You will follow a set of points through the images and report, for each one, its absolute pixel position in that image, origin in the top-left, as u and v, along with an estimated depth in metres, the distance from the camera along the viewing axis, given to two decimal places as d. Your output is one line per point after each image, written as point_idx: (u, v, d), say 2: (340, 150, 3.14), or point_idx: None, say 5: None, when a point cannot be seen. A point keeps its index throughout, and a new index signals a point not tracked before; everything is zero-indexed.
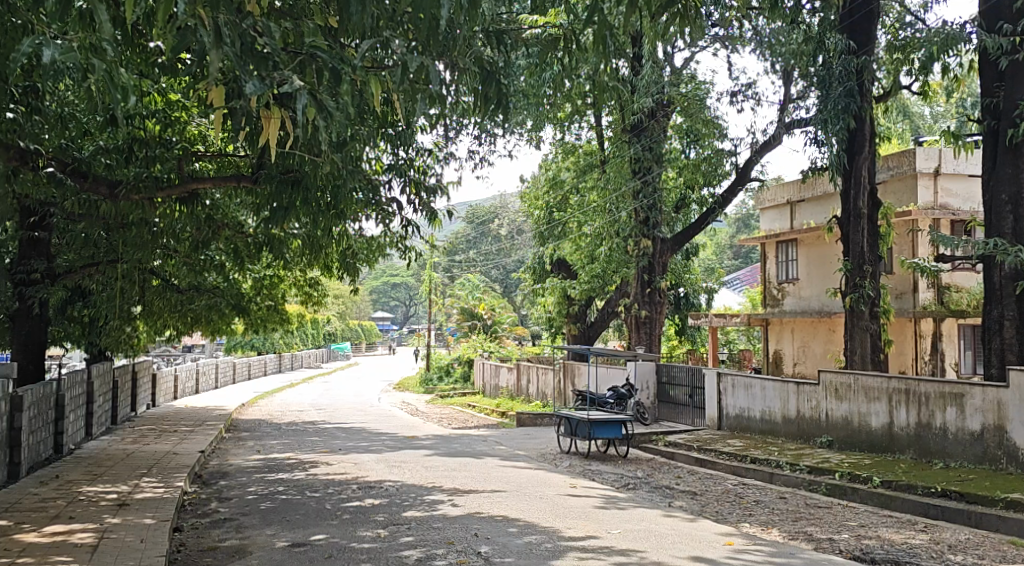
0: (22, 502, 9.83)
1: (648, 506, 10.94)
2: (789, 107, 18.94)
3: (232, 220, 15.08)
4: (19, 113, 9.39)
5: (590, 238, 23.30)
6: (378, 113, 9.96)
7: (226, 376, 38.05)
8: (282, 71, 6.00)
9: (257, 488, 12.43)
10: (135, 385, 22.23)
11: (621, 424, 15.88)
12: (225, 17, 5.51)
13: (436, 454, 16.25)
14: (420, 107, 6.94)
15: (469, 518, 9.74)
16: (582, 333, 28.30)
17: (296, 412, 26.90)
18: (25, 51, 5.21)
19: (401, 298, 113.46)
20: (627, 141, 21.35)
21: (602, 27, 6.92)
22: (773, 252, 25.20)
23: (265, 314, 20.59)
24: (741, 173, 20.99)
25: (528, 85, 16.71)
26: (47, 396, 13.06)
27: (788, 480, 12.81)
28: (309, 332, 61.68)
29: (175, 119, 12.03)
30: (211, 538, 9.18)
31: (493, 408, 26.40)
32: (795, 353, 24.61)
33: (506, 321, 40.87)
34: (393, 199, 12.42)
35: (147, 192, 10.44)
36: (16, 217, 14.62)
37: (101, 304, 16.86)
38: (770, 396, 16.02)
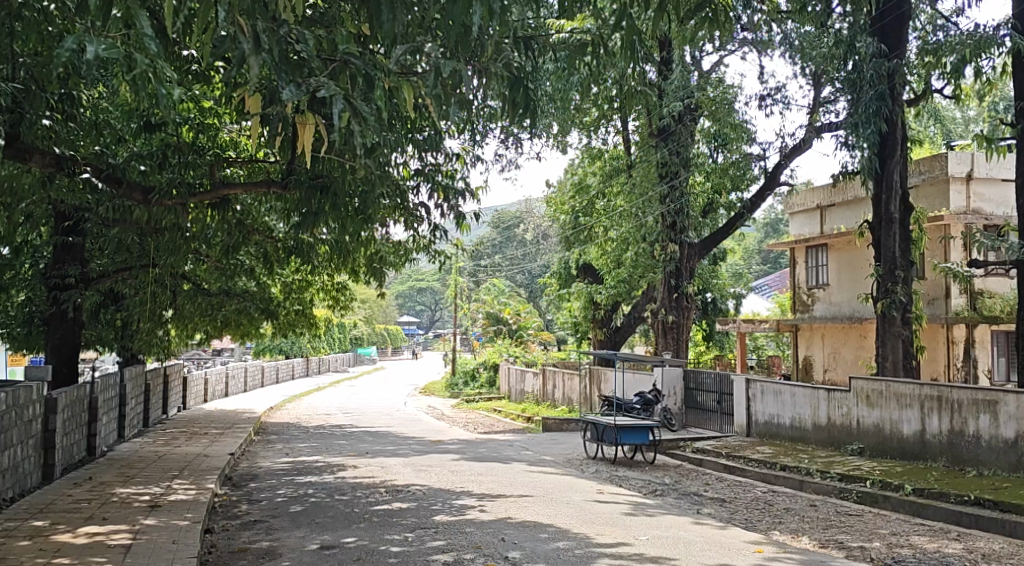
0: (55, 503, 9.95)
1: (677, 513, 10.90)
2: (819, 110, 18.80)
3: (262, 225, 15.21)
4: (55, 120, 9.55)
5: (617, 243, 23.24)
6: (408, 119, 9.98)
7: (256, 380, 38.50)
8: (316, 78, 6.10)
9: (287, 491, 12.51)
10: (166, 389, 22.50)
11: (649, 430, 15.70)
12: (264, 24, 5.56)
13: (464, 459, 16.25)
14: (453, 113, 6.95)
15: (499, 523, 9.75)
16: (608, 338, 28.28)
17: (323, 416, 27.03)
18: (69, 48, 5.14)
19: (426, 302, 114.00)
20: (654, 145, 21.37)
21: (631, 32, 6.92)
22: (803, 258, 25.01)
23: (293, 318, 20.76)
24: (770, 178, 20.85)
25: (556, 90, 16.65)
26: (81, 399, 13.23)
27: (819, 488, 12.68)
28: (335, 336, 62.09)
29: (208, 126, 12.16)
30: (242, 540, 9.26)
31: (519, 413, 26.43)
32: (825, 359, 24.41)
33: (532, 326, 40.90)
34: (421, 205, 12.49)
35: (181, 198, 10.57)
36: (51, 223, 14.87)
37: (134, 308, 17.04)
38: (800, 402, 15.88)
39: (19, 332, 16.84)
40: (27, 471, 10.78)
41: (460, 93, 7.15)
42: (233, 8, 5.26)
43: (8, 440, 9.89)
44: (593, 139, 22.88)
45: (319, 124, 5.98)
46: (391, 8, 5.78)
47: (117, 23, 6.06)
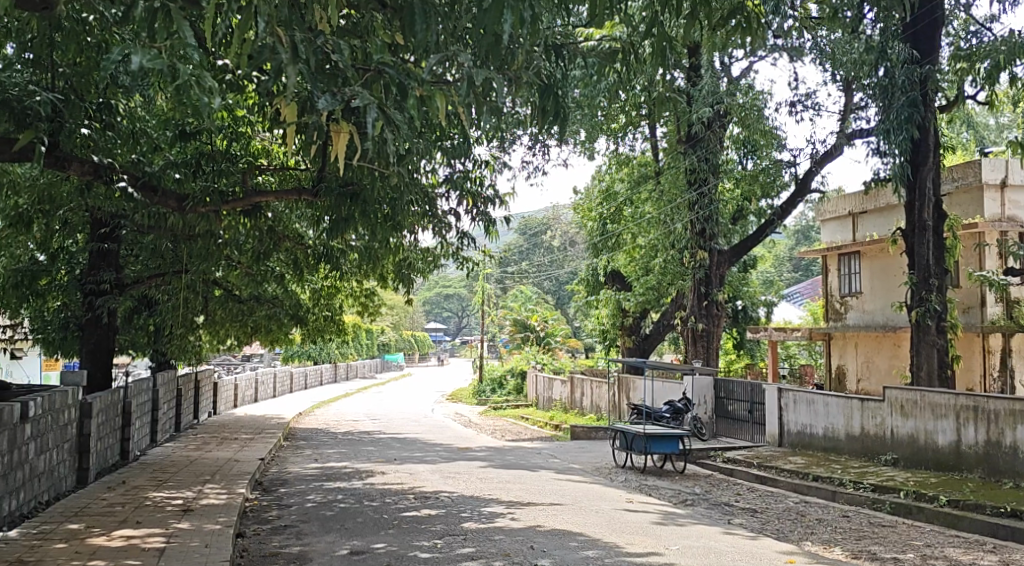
0: (90, 506, 10.10)
1: (708, 523, 10.82)
2: (851, 116, 18.63)
3: (292, 232, 15.31)
4: (93, 129, 9.70)
5: (645, 250, 23.13)
6: (438, 127, 10.01)
7: (285, 385, 38.80)
8: (351, 87, 6.15)
9: (317, 496, 12.58)
10: (198, 394, 22.74)
11: (679, 439, 15.62)
12: (301, 34, 5.67)
13: (492, 466, 16.25)
14: (485, 119, 6.95)
15: (528, 531, 9.73)
16: (637, 345, 28.00)
17: (352, 422, 27.12)
18: (115, 59, 5.24)
19: (453, 309, 114.17)
20: (683, 152, 21.28)
21: (661, 38, 6.87)
22: (835, 265, 24.76)
23: (321, 324, 20.89)
24: (802, 184, 20.68)
25: (584, 96, 16.57)
26: (115, 403, 13.40)
27: (851, 499, 12.53)
28: (363, 343, 62.37)
29: (240, 134, 12.27)
30: (273, 544, 9.32)
31: (546, 421, 26.36)
32: (858, 369, 24.13)
33: (559, 333, 40.78)
34: (450, 212, 12.55)
35: (214, 205, 10.68)
36: (87, 230, 15.12)
37: (167, 313, 17.25)
38: (832, 412, 15.72)
39: (55, 338, 17.09)
40: (63, 474, 10.92)
41: (490, 101, 7.16)
42: (272, 20, 5.35)
43: (44, 444, 10.04)
44: (622, 145, 22.81)
45: (352, 132, 5.98)
46: (424, 19, 5.79)
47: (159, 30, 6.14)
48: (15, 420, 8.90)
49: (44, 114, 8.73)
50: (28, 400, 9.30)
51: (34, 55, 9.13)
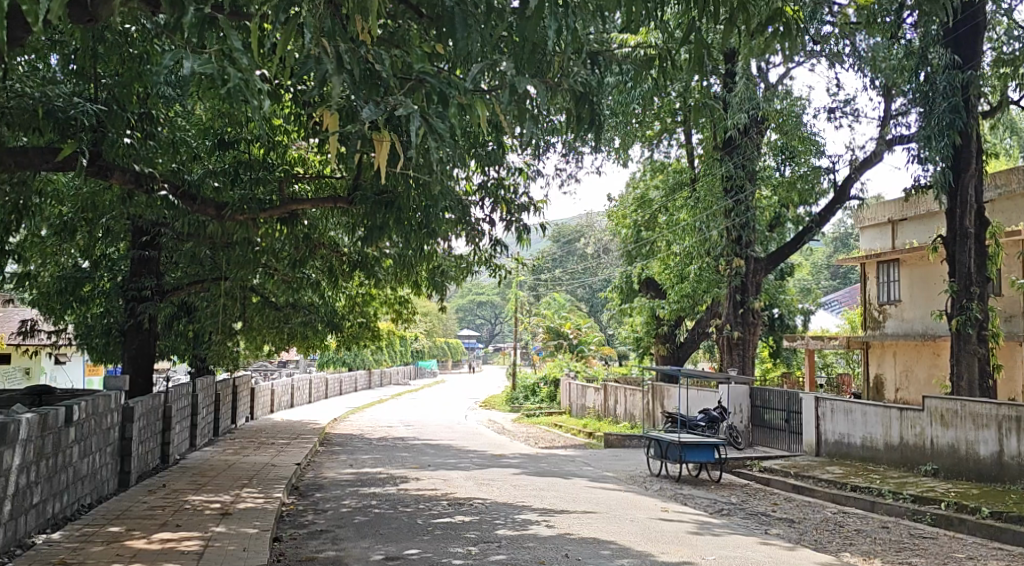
0: (131, 509, 10.25)
1: (744, 533, 10.73)
2: (890, 122, 18.42)
3: (328, 239, 15.44)
4: (135, 139, 9.88)
5: (680, 257, 23.02)
6: (474, 136, 10.06)
7: (320, 391, 39.14)
8: (393, 97, 6.22)
9: (352, 502, 12.68)
10: (235, 399, 23.06)
11: (714, 448, 15.52)
12: (345, 46, 5.74)
13: (525, 474, 16.26)
14: (524, 127, 6.99)
15: (561, 539, 9.72)
16: (671, 353, 27.87)
17: (386, 428, 27.24)
18: (166, 64, 5.36)
19: (486, 316, 114.34)
20: (718, 158, 21.18)
21: (700, 46, 6.77)
22: (874, 273, 24.50)
23: (356, 331, 21.07)
24: (840, 191, 20.47)
25: (618, 103, 16.55)
26: (155, 408, 13.58)
27: (890, 510, 12.36)
28: (397, 350, 62.63)
29: (279, 143, 12.42)
30: (309, 549, 9.40)
31: (580, 429, 26.33)
32: (897, 378, 23.81)
33: (593, 341, 40.67)
34: (485, 219, 12.62)
35: (252, 213, 10.82)
36: (129, 237, 15.57)
37: (206, 319, 17.50)
38: (871, 421, 15.51)
39: (98, 345, 17.40)
40: (105, 477, 11.10)
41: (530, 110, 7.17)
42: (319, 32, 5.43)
43: (87, 447, 10.22)
44: (656, 152, 22.73)
45: (394, 140, 6.02)
46: (465, 28, 5.83)
47: (206, 39, 6.25)
48: (59, 424, 9.08)
49: (88, 124, 9.02)
50: (71, 404, 9.48)
51: (79, 66, 9.36)
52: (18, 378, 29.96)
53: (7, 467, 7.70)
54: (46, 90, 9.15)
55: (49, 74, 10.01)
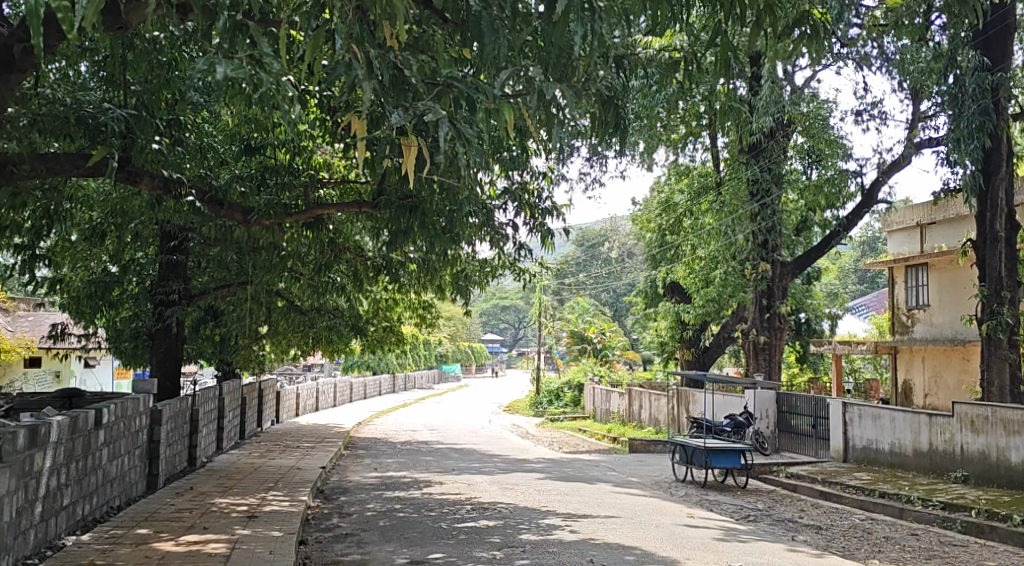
0: (159, 511, 10.33)
1: (770, 540, 10.64)
2: (918, 124, 18.22)
3: (352, 243, 15.50)
4: (164, 144, 10.00)
5: (705, 261, 22.88)
6: (498, 141, 10.07)
7: (345, 395, 39.26)
8: (422, 101, 6.22)
9: (376, 505, 12.72)
10: (261, 402, 23.21)
11: (740, 453, 15.40)
12: (375, 52, 5.76)
13: (549, 478, 16.23)
14: (550, 132, 6.99)
15: (585, 544, 9.69)
16: (696, 358, 27.74)
17: (410, 432, 27.29)
18: (198, 70, 5.39)
19: (510, 320, 114.38)
20: (744, 161, 21.08)
21: (727, 48, 6.70)
22: (902, 277, 24.24)
23: (380, 335, 21.14)
24: (867, 195, 20.27)
25: (643, 107, 16.49)
26: (182, 411, 13.71)
27: (920, 517, 12.22)
28: (421, 354, 62.77)
29: (305, 148, 12.49)
30: (334, 552, 9.44)
31: (604, 433, 26.25)
32: (926, 383, 23.54)
33: (617, 345, 40.57)
34: (508, 223, 12.62)
35: (278, 218, 10.90)
36: (157, 241, 15.71)
37: (232, 323, 17.63)
38: (900, 427, 15.35)
39: (127, 348, 17.59)
40: (133, 480, 11.21)
41: (556, 113, 7.17)
42: (348, 36, 5.45)
43: (116, 450, 10.30)
44: (681, 156, 22.64)
45: (422, 145, 6.03)
46: (492, 32, 5.82)
47: (234, 44, 6.30)
48: (89, 426, 9.19)
49: (118, 130, 9.13)
50: (101, 407, 9.59)
51: (110, 73, 9.46)
52: (48, 381, 30.30)
53: (39, 469, 7.80)
54: (77, 97, 9.27)
55: (80, 81, 10.14)
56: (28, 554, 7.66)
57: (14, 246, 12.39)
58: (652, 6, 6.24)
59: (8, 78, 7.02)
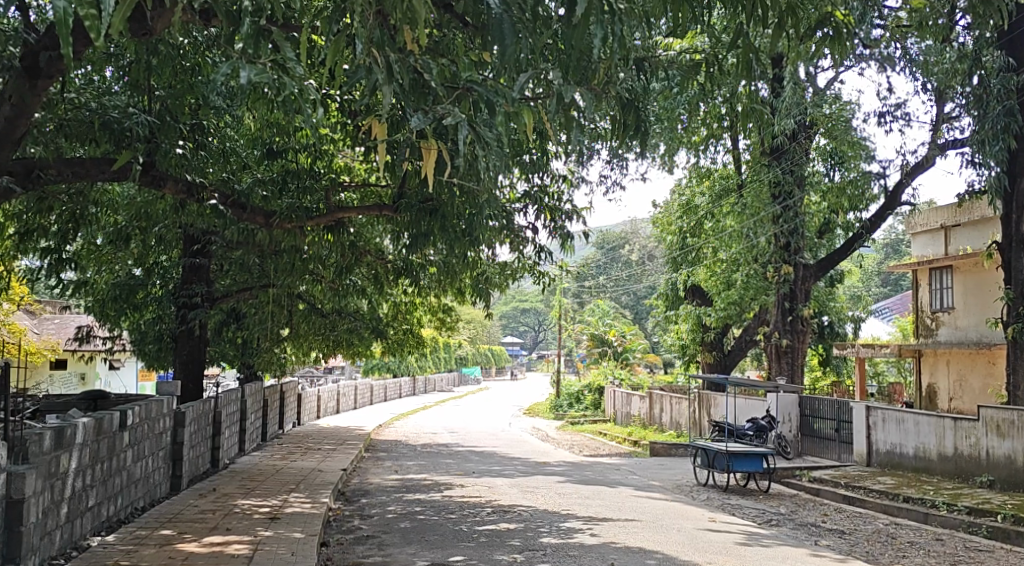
0: (182, 513, 10.41)
1: (793, 544, 10.56)
2: (942, 126, 18.06)
3: (373, 247, 15.57)
4: (187, 148, 10.10)
5: (726, 264, 22.79)
6: (518, 144, 10.08)
7: (365, 397, 39.39)
8: (442, 105, 6.24)
9: (397, 508, 12.76)
10: (283, 405, 23.38)
11: (762, 457, 15.31)
12: (396, 55, 5.78)
13: (569, 481, 16.21)
14: (570, 134, 6.99)
15: (607, 548, 9.67)
16: (718, 361, 27.64)
17: (431, 434, 27.32)
18: (222, 74, 5.45)
19: (530, 323, 114.36)
20: (766, 163, 21.01)
21: (748, 51, 6.69)
22: (926, 280, 24.03)
23: (401, 337, 21.17)
24: (891, 197, 20.13)
25: (664, 110, 16.47)
26: (205, 412, 13.81)
27: (945, 522, 12.09)
28: (441, 357, 62.95)
29: (326, 152, 12.55)
30: (356, 554, 9.48)
31: (625, 437, 26.21)
32: (951, 387, 23.32)
33: (638, 348, 40.50)
34: (529, 225, 12.62)
35: (300, 221, 10.96)
36: (180, 244, 15.83)
37: (254, 326, 17.73)
38: (924, 431, 15.21)
39: (151, 350, 17.75)
40: (157, 481, 11.31)
41: (577, 116, 7.17)
42: (369, 41, 5.48)
43: (140, 451, 10.40)
44: (702, 158, 22.57)
45: (442, 148, 6.04)
46: (511, 35, 5.81)
47: (258, 48, 6.34)
48: (114, 428, 9.29)
49: (143, 135, 9.23)
50: (126, 409, 9.69)
51: (135, 79, 9.57)
52: (73, 383, 30.62)
53: (65, 470, 7.89)
54: (103, 102, 9.37)
55: (105, 86, 10.25)
56: (54, 554, 7.76)
57: (41, 249, 12.56)
58: (673, 7, 6.19)
59: (36, 84, 7.14)
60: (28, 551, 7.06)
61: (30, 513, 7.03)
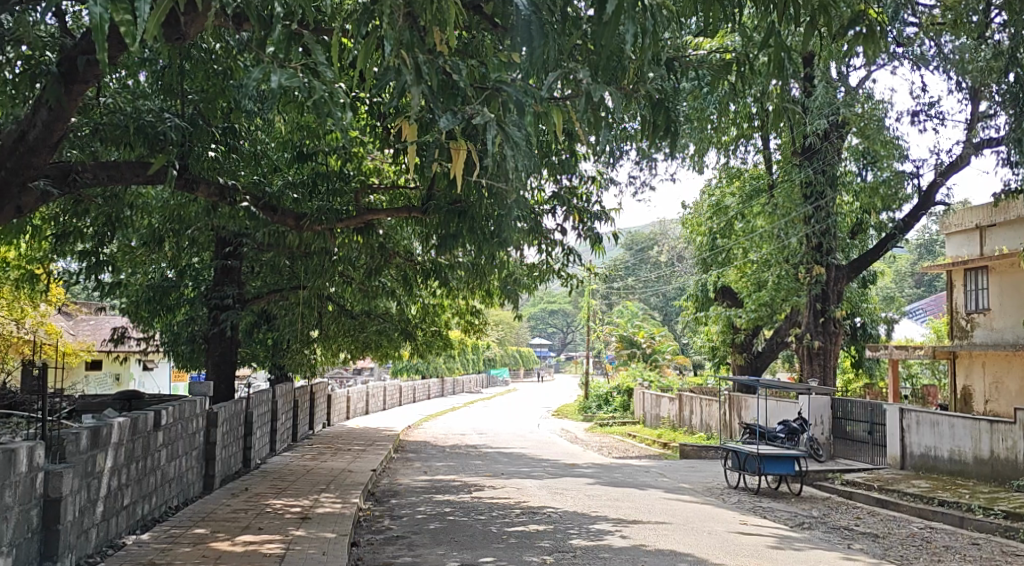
0: (215, 512, 10.52)
1: (826, 548, 10.46)
2: (977, 124, 17.78)
3: (402, 249, 15.61)
4: (219, 152, 10.24)
5: (757, 265, 22.60)
6: (545, 147, 10.07)
7: (394, 399, 39.54)
8: (473, 105, 6.21)
9: (426, 508, 12.81)
10: (313, 406, 23.57)
11: (795, 460, 15.16)
12: (425, 56, 5.78)
13: (599, 483, 16.18)
14: (600, 135, 6.96)
15: (637, 550, 9.63)
16: (749, 363, 27.44)
17: (459, 436, 27.36)
18: (255, 78, 5.49)
19: (558, 324, 114.22)
20: (797, 164, 20.80)
21: (779, 49, 6.58)
22: (961, 281, 23.68)
23: (429, 339, 21.24)
24: (925, 196, 19.85)
25: (693, 110, 16.34)
26: (238, 413, 13.97)
27: (981, 526, 11.91)
28: (469, 359, 63.05)
29: (356, 155, 12.60)
30: (386, 554, 9.52)
31: (655, 438, 26.20)
32: (987, 389, 22.94)
33: (668, 350, 40.33)
34: (557, 227, 12.62)
35: (329, 223, 11.02)
36: (212, 246, 15.99)
37: (285, 327, 17.88)
38: (959, 433, 15.00)
39: (184, 351, 17.96)
40: (191, 480, 11.44)
41: (606, 118, 7.12)
42: (399, 43, 5.50)
43: (174, 451, 10.53)
44: (732, 158, 22.39)
45: (471, 149, 6.05)
46: (538, 38, 5.81)
47: (290, 52, 6.38)
48: (148, 427, 9.41)
49: (176, 139, 9.36)
50: (160, 409, 9.81)
51: (168, 84, 9.68)
52: (109, 384, 31.05)
53: (101, 470, 8.00)
54: (137, 107, 9.49)
55: (140, 91, 10.38)
56: (90, 552, 7.87)
57: (78, 252, 12.76)
58: (702, 6, 6.17)
59: (71, 89, 7.22)
60: (66, 549, 7.18)
61: (67, 512, 7.15)
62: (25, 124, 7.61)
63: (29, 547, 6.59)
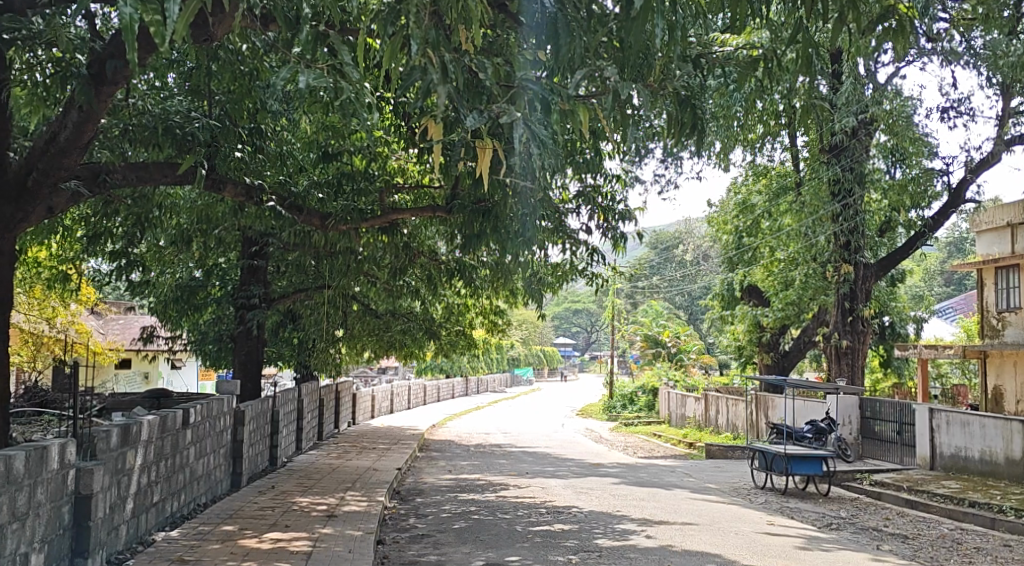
0: (243, 509, 10.60)
1: (854, 549, 10.37)
2: (1009, 121, 17.55)
3: (427, 248, 15.63)
4: (246, 153, 10.31)
5: (783, 264, 22.41)
6: (570, 145, 10.05)
7: (418, 398, 39.59)
8: (500, 102, 6.15)
9: (451, 507, 12.83)
10: (338, 405, 23.67)
11: (822, 460, 15.05)
12: (450, 55, 5.76)
13: (623, 483, 16.14)
14: (626, 133, 6.90)
15: (663, 550, 9.60)
16: (775, 362, 27.24)
17: (484, 435, 27.37)
18: (283, 78, 5.51)
19: (583, 324, 113.95)
20: (824, 161, 20.58)
21: (807, 46, 6.48)
22: (992, 280, 23.36)
23: (453, 338, 21.27)
24: (955, 193, 19.60)
25: (719, 107, 16.23)
26: (264, 412, 14.08)
27: (1013, 527, 11.74)
28: (493, 359, 63.00)
29: (381, 155, 12.62)
30: (412, 552, 9.55)
31: (681, 438, 26.10)
32: (1018, 390, 22.63)
33: (693, 350, 40.11)
34: (582, 226, 12.58)
35: (354, 223, 11.08)
36: (239, 246, 16.11)
37: (311, 327, 17.99)
38: (991, 434, 14.79)
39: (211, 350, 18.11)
40: (218, 478, 11.54)
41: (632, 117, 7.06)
42: (424, 43, 5.49)
43: (202, 449, 10.62)
44: (758, 156, 22.22)
45: (497, 148, 6.03)
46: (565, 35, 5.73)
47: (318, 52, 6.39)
48: (177, 425, 9.50)
49: (204, 140, 9.42)
50: (189, 408, 9.91)
51: (196, 85, 9.75)
52: (137, 382, 31.34)
53: (130, 467, 8.08)
54: (165, 107, 9.57)
55: (168, 91, 10.47)
56: (120, 549, 7.95)
57: (107, 251, 12.90)
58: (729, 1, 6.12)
59: (101, 90, 7.30)
60: (97, 545, 7.25)
61: (98, 508, 7.22)
62: (57, 126, 7.70)
63: (62, 544, 6.70)
